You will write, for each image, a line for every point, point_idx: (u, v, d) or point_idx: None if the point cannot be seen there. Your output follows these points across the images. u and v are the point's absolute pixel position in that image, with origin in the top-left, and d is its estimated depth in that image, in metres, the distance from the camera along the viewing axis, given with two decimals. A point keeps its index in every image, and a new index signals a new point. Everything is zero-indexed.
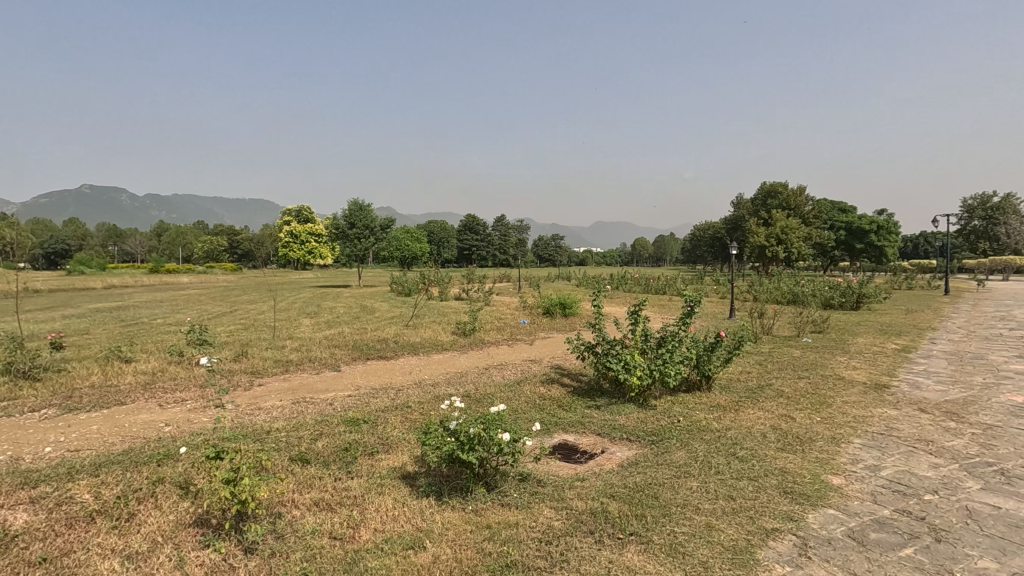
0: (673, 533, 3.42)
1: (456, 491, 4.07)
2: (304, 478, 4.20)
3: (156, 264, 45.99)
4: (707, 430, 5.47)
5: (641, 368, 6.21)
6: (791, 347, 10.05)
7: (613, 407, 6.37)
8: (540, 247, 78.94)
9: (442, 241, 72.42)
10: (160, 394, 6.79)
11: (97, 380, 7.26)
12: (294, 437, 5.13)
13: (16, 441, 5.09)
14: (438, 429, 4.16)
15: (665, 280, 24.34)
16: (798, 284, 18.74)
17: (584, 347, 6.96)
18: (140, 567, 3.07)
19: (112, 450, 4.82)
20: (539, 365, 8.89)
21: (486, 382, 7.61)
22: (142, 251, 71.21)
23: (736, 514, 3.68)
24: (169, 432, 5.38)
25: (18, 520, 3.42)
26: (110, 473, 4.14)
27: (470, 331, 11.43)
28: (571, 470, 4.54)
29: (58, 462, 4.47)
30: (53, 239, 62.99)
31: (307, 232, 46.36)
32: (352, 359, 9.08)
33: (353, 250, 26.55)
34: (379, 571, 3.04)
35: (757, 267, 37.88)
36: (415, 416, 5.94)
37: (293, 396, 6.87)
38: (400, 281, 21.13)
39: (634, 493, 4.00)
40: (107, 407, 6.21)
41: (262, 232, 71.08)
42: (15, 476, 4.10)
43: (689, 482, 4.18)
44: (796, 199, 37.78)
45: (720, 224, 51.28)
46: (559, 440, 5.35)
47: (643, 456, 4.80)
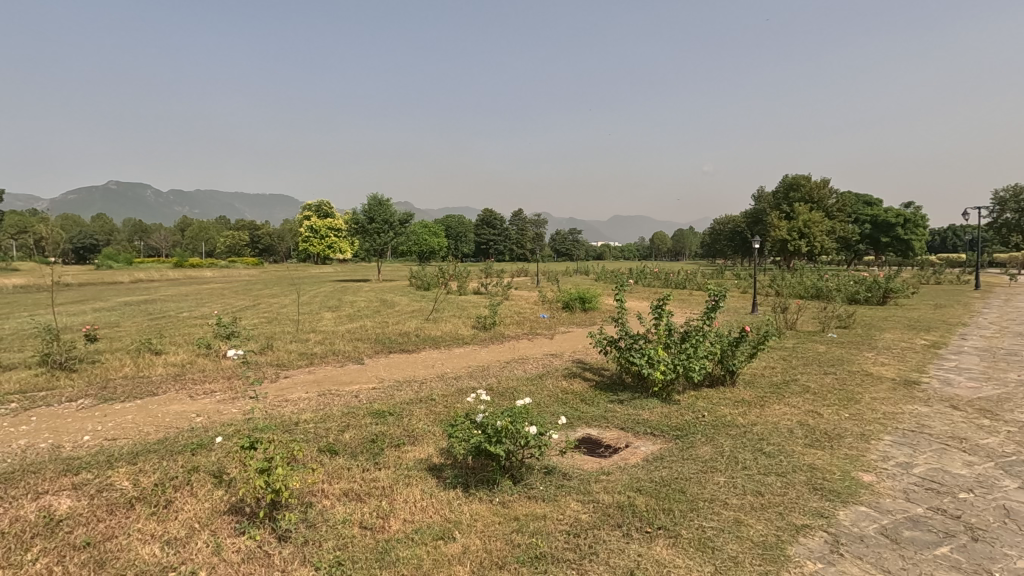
0: (702, 528, 3.41)
1: (483, 483, 4.10)
2: (334, 469, 4.27)
3: (182, 260, 47.06)
4: (733, 426, 5.42)
5: (665, 363, 6.15)
6: (816, 342, 9.91)
7: (636, 402, 6.34)
8: (558, 242, 78.66)
9: (460, 236, 72.93)
10: (190, 385, 6.95)
11: (130, 372, 7.46)
12: (322, 429, 5.21)
13: (56, 430, 5.25)
14: (465, 421, 4.18)
15: (685, 275, 24.12)
16: (822, 279, 18.40)
17: (606, 342, 6.93)
18: (179, 552, 3.16)
19: (147, 439, 4.95)
20: (560, 359, 8.90)
21: (508, 376, 7.65)
22: (167, 246, 72.73)
23: (765, 509, 3.65)
24: (201, 422, 5.50)
25: (62, 505, 3.54)
26: (148, 461, 4.26)
27: (491, 325, 11.47)
28: (595, 464, 4.55)
29: (97, 451, 4.61)
30: (82, 234, 64.65)
31: (327, 226, 46.46)
32: (374, 353, 9.17)
33: (372, 244, 26.81)
34: (410, 561, 3.08)
35: (778, 262, 37.29)
36: (439, 409, 6.00)
37: (319, 388, 6.98)
38: (419, 276, 21.31)
39: (661, 487, 3.98)
40: (141, 398, 6.38)
41: (282, 228, 72.10)
42: (57, 464, 4.24)
43: (715, 478, 4.15)
44: (820, 190, 37.14)
45: (741, 218, 50.56)
46: (583, 434, 5.35)
47: (667, 451, 4.78)
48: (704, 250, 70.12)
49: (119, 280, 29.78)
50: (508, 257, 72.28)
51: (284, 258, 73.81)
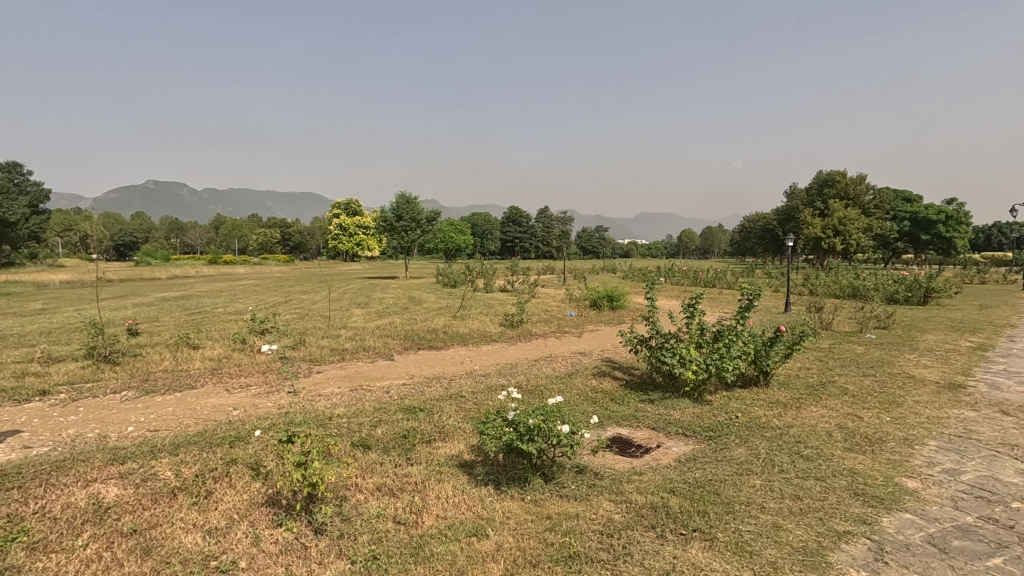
0: (738, 532, 3.34)
1: (515, 481, 4.09)
2: (367, 463, 4.33)
3: (217, 257, 48.43)
4: (768, 428, 5.30)
5: (696, 363, 6.02)
6: (854, 343, 9.62)
7: (668, 402, 6.25)
8: (583, 239, 78.19)
9: (485, 233, 73.37)
10: (226, 378, 7.14)
11: (170, 365, 7.70)
12: (355, 424, 5.29)
13: (102, 420, 5.46)
14: (497, 419, 4.18)
15: (714, 273, 23.77)
16: (860, 278, 17.89)
17: (637, 340, 6.84)
18: (220, 542, 3.24)
19: (187, 431, 5.10)
20: (589, 358, 8.83)
21: (537, 374, 7.63)
22: (202, 243, 74.88)
23: (804, 514, 3.56)
24: (238, 416, 5.64)
25: (109, 493, 3.67)
26: (189, 453, 4.38)
27: (518, 322, 11.47)
28: (627, 464, 4.50)
29: (140, 441, 4.77)
30: (122, 232, 67.09)
31: (355, 224, 47.10)
32: (404, 349, 9.27)
33: (400, 241, 27.09)
34: (444, 557, 3.09)
35: (811, 260, 36.29)
36: (469, 406, 6.02)
37: (351, 383, 7.10)
38: (445, 273, 21.45)
39: (695, 489, 3.92)
40: (180, 391, 6.58)
41: (312, 226, 73.61)
42: (104, 453, 4.39)
43: (752, 481, 4.06)
44: (856, 187, 36.03)
45: (772, 216, 49.43)
46: (613, 433, 5.32)
47: (701, 452, 4.70)
48: (733, 249, 68.75)
49: (157, 276, 30.78)
50: (533, 254, 72.29)
51: (313, 255, 75.23)
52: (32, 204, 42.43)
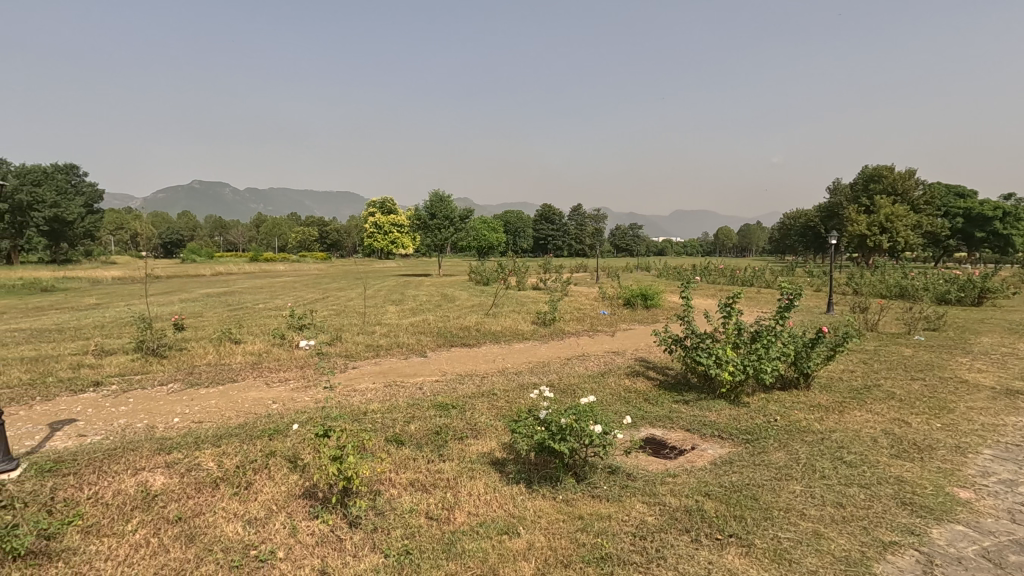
0: (777, 538, 3.24)
1: (547, 480, 4.08)
2: (400, 459, 4.39)
3: (257, 255, 49.96)
4: (809, 432, 5.13)
5: (733, 363, 5.87)
6: (901, 345, 9.24)
7: (702, 403, 6.12)
8: (617, 237, 77.40)
9: (518, 232, 73.53)
10: (266, 373, 7.36)
11: (213, 359, 7.98)
12: (389, 419, 5.38)
13: (150, 411, 5.70)
14: (529, 418, 4.17)
15: (752, 272, 23.19)
16: (908, 278, 17.17)
17: (671, 340, 6.71)
18: (259, 532, 3.34)
19: (229, 423, 5.28)
20: (622, 358, 8.74)
21: (570, 373, 7.59)
22: (244, 240, 77.38)
23: (847, 523, 3.43)
24: (277, 409, 5.80)
25: (157, 481, 3.82)
26: (230, 444, 4.52)
27: (550, 321, 11.43)
28: (661, 465, 4.42)
29: (186, 432, 4.96)
30: (170, 230, 69.86)
31: (390, 222, 47.91)
32: (437, 346, 9.36)
33: (433, 240, 27.36)
34: (476, 554, 3.10)
35: (856, 258, 34.99)
36: (501, 403, 6.04)
37: (385, 379, 7.21)
38: (478, 271, 21.57)
39: (731, 493, 3.82)
40: (222, 384, 6.82)
41: (349, 224, 75.14)
42: (151, 443, 4.58)
43: (791, 486, 3.94)
44: (904, 182, 34.55)
45: (814, 213, 47.92)
46: (647, 434, 5.24)
47: (737, 455, 4.59)
48: (772, 247, 66.92)
49: (201, 273, 31.94)
50: (566, 252, 71.96)
51: (349, 254, 76.80)
52: (87, 204, 44.64)
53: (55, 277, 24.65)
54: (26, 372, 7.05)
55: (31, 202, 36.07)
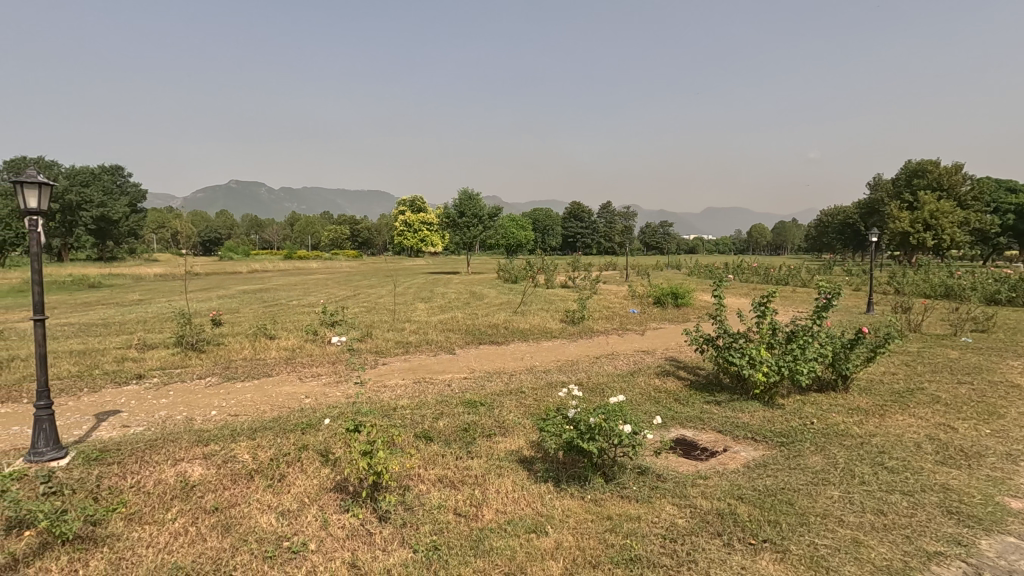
0: (814, 545, 3.14)
1: (575, 479, 4.06)
2: (429, 455, 4.42)
3: (291, 253, 51.18)
4: (848, 436, 4.97)
5: (768, 363, 5.72)
6: (947, 347, 8.84)
7: (735, 404, 5.99)
8: (647, 234, 76.47)
9: (546, 229, 73.38)
10: (299, 368, 7.53)
11: (249, 354, 8.20)
12: (418, 415, 5.43)
13: (189, 404, 5.90)
14: (557, 416, 4.14)
15: (787, 271, 22.60)
16: (954, 276, 16.45)
17: (703, 339, 6.57)
18: (292, 524, 3.41)
19: (264, 417, 5.41)
20: (652, 357, 8.63)
21: (599, 372, 7.53)
22: (278, 239, 79.32)
23: (888, 531, 3.30)
24: (309, 404, 5.93)
25: (195, 472, 3.94)
26: (264, 437, 4.64)
27: (579, 319, 11.37)
28: (691, 467, 4.34)
29: (222, 425, 5.11)
30: (209, 228, 72.19)
31: (420, 221, 48.43)
32: (465, 343, 9.41)
33: (462, 238, 27.53)
34: (503, 552, 3.10)
35: (898, 256, 33.72)
36: (530, 401, 6.03)
37: (414, 376, 7.29)
38: (507, 269, 21.62)
39: (765, 497, 3.72)
40: (258, 378, 7.01)
41: (380, 222, 76.21)
42: (190, 435, 4.73)
43: (829, 491, 3.81)
44: (951, 177, 33.09)
45: (853, 209, 46.39)
46: (677, 435, 5.15)
47: (771, 458, 4.47)
48: (809, 244, 65.11)
49: (238, 270, 32.89)
50: (594, 250, 71.51)
51: (380, 251, 77.97)
52: (132, 204, 46.44)
53: (102, 274, 25.72)
54: (75, 364, 7.38)
55: (80, 203, 37.68)
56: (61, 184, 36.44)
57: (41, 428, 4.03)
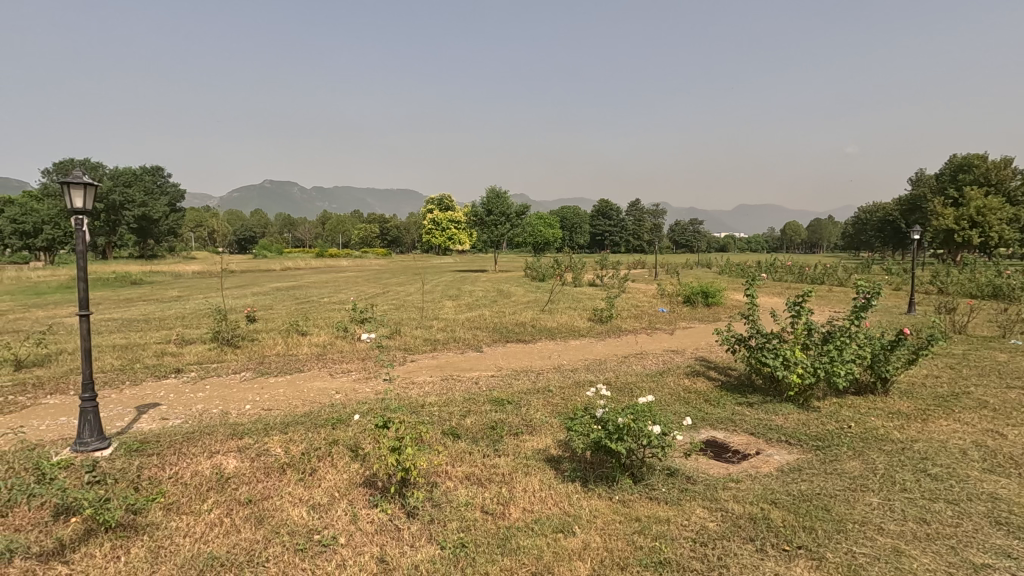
0: (852, 554, 3.04)
1: (603, 479, 4.02)
2: (456, 452, 4.44)
3: (323, 250, 52.24)
4: (887, 441, 4.79)
5: (803, 365, 5.56)
6: (995, 350, 8.44)
7: (768, 406, 5.84)
8: (677, 232, 75.35)
9: (574, 227, 73.04)
10: (330, 364, 7.66)
11: (282, 349, 8.38)
12: (445, 412, 5.45)
13: (225, 398, 6.06)
14: (585, 416, 4.10)
15: (823, 269, 21.97)
16: (1002, 276, 15.72)
17: (734, 339, 6.41)
18: (323, 517, 3.46)
19: (296, 411, 5.52)
20: (682, 356, 8.48)
21: (627, 371, 7.44)
22: (310, 238, 81.01)
23: (932, 541, 3.17)
24: (340, 399, 6.03)
25: (230, 464, 4.04)
26: (296, 432, 4.73)
27: (607, 317, 11.27)
28: (722, 469, 4.26)
29: (256, 419, 5.23)
30: (244, 227, 74.18)
31: (448, 219, 48.79)
32: (492, 341, 9.43)
33: (490, 236, 27.61)
34: (530, 551, 3.09)
35: (942, 254, 32.41)
36: (557, 400, 6.00)
37: (441, 373, 7.33)
38: (534, 266, 21.60)
39: (800, 502, 3.62)
40: (290, 373, 7.16)
41: (409, 221, 77.01)
42: (225, 428, 4.86)
43: (867, 498, 3.68)
44: (1000, 172, 31.63)
45: (893, 206, 44.82)
46: (708, 436, 5.05)
47: (806, 462, 4.35)
48: (846, 243, 63.18)
49: (271, 267, 33.70)
50: (623, 248, 70.90)
51: (409, 249, 78.85)
52: (171, 203, 48.03)
53: (143, 271, 26.67)
54: (117, 358, 7.67)
55: (122, 202, 39.01)
56: (105, 184, 37.79)
57: (86, 419, 4.19)
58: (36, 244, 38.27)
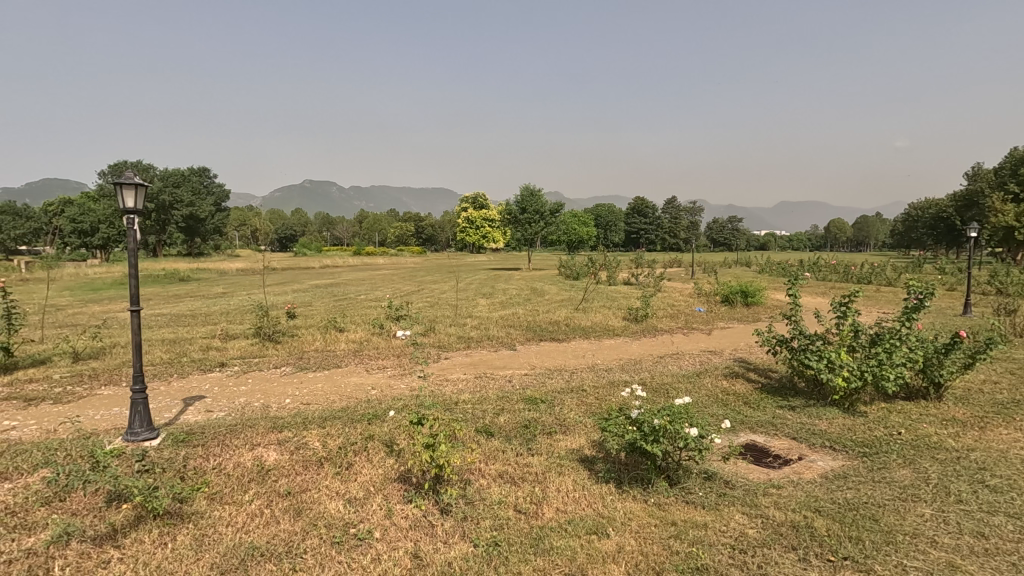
0: (902, 567, 2.89)
1: (637, 481, 3.95)
2: (489, 450, 4.45)
3: (360, 248, 53.30)
4: (941, 449, 4.55)
5: (849, 368, 5.33)
6: None
7: (811, 410, 5.64)
8: (715, 230, 73.75)
9: (609, 225, 72.47)
10: (367, 360, 7.79)
11: (320, 345, 8.57)
12: (479, 410, 5.47)
13: (266, 392, 6.24)
14: (620, 416, 4.04)
15: (870, 268, 21.09)
16: None
17: (775, 340, 6.20)
18: (359, 511, 3.52)
19: (333, 406, 5.64)
20: (720, 357, 8.28)
21: (662, 371, 7.32)
22: (348, 236, 82.81)
23: (991, 556, 2.98)
24: (376, 395, 6.13)
25: (270, 457, 4.15)
26: (334, 426, 4.82)
27: (642, 317, 11.10)
28: (763, 474, 4.13)
29: (295, 413, 5.37)
30: (285, 226, 76.39)
31: (482, 217, 49.05)
32: (526, 339, 9.41)
33: (524, 233, 27.58)
34: (564, 552, 3.06)
35: (1001, 252, 30.65)
36: (591, 400, 5.94)
37: (475, 371, 7.37)
38: (568, 265, 21.48)
39: (846, 511, 3.47)
40: (328, 369, 7.32)
41: (444, 219, 77.80)
42: (266, 421, 5.00)
43: (919, 509, 3.51)
44: None
45: (947, 201, 42.66)
46: (747, 440, 4.90)
47: (852, 469, 4.17)
48: (896, 240, 60.48)
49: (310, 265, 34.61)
50: (658, 246, 69.86)
51: (443, 247, 79.67)
52: (217, 203, 49.90)
53: (190, 269, 27.77)
54: (166, 352, 8.00)
55: (172, 203, 40.67)
56: (155, 185, 39.43)
57: (137, 410, 4.38)
58: (93, 242, 40.31)
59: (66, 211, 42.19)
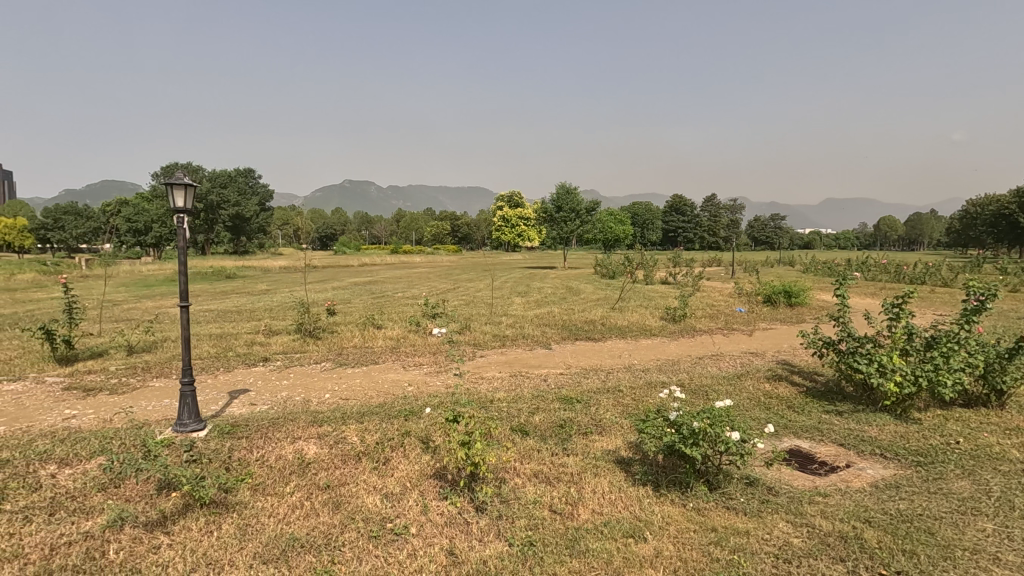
0: None
1: (675, 485, 3.86)
2: (524, 449, 4.43)
3: (398, 247, 54.17)
4: (1004, 460, 4.28)
5: (902, 372, 5.08)
6: None
7: (860, 415, 5.40)
8: (756, 228, 71.69)
9: (646, 224, 71.47)
10: (403, 357, 7.90)
11: (359, 342, 8.73)
12: (514, 409, 5.46)
13: (306, 386, 6.40)
14: (658, 418, 3.95)
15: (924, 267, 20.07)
16: None
17: (822, 343, 5.96)
18: (395, 506, 3.56)
19: (371, 402, 5.73)
20: (762, 359, 8.03)
21: (702, 373, 7.14)
22: (386, 235, 84.29)
23: None
24: (412, 392, 6.19)
25: (311, 450, 4.25)
26: (371, 422, 4.89)
27: (680, 317, 10.87)
28: (808, 481, 3.97)
29: (334, 407, 5.48)
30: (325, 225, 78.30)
31: (518, 216, 49.10)
32: (561, 339, 9.36)
33: (559, 232, 27.43)
34: (600, 554, 3.01)
35: None
36: (628, 401, 5.85)
37: (511, 369, 7.37)
38: (604, 264, 21.28)
39: (899, 523, 3.30)
40: (365, 365, 7.45)
41: (479, 218, 78.24)
42: (307, 415, 5.12)
43: (980, 523, 3.30)
44: None
45: (1011, 197, 40.20)
46: (791, 445, 4.73)
47: (905, 479, 3.97)
48: (953, 239, 57.40)
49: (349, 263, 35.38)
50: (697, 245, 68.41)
51: (479, 246, 80.12)
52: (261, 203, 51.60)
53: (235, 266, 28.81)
54: (214, 346, 8.31)
55: (219, 203, 42.26)
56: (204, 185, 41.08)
57: (185, 402, 4.55)
58: (147, 241, 42.27)
59: (122, 211, 44.40)
